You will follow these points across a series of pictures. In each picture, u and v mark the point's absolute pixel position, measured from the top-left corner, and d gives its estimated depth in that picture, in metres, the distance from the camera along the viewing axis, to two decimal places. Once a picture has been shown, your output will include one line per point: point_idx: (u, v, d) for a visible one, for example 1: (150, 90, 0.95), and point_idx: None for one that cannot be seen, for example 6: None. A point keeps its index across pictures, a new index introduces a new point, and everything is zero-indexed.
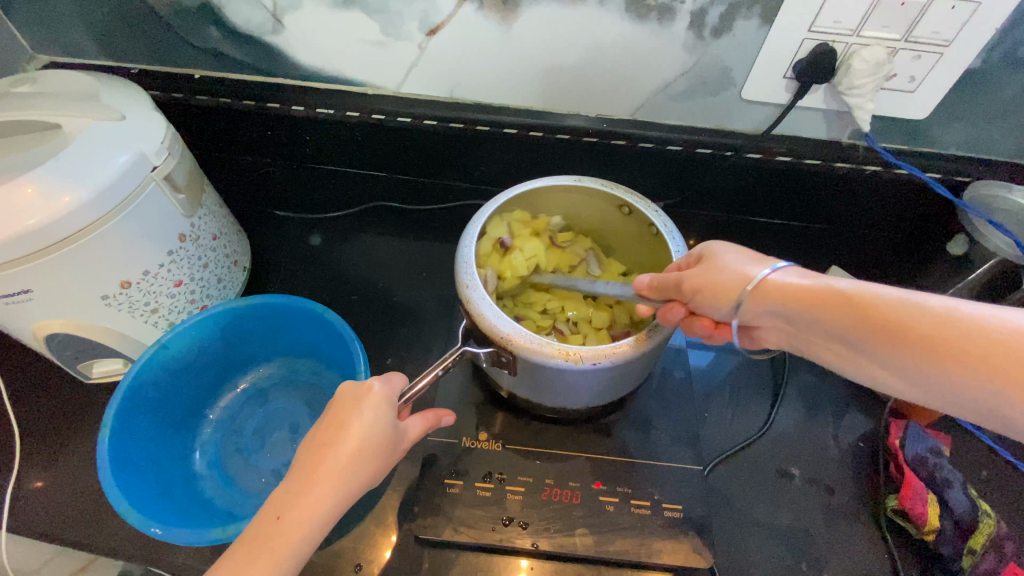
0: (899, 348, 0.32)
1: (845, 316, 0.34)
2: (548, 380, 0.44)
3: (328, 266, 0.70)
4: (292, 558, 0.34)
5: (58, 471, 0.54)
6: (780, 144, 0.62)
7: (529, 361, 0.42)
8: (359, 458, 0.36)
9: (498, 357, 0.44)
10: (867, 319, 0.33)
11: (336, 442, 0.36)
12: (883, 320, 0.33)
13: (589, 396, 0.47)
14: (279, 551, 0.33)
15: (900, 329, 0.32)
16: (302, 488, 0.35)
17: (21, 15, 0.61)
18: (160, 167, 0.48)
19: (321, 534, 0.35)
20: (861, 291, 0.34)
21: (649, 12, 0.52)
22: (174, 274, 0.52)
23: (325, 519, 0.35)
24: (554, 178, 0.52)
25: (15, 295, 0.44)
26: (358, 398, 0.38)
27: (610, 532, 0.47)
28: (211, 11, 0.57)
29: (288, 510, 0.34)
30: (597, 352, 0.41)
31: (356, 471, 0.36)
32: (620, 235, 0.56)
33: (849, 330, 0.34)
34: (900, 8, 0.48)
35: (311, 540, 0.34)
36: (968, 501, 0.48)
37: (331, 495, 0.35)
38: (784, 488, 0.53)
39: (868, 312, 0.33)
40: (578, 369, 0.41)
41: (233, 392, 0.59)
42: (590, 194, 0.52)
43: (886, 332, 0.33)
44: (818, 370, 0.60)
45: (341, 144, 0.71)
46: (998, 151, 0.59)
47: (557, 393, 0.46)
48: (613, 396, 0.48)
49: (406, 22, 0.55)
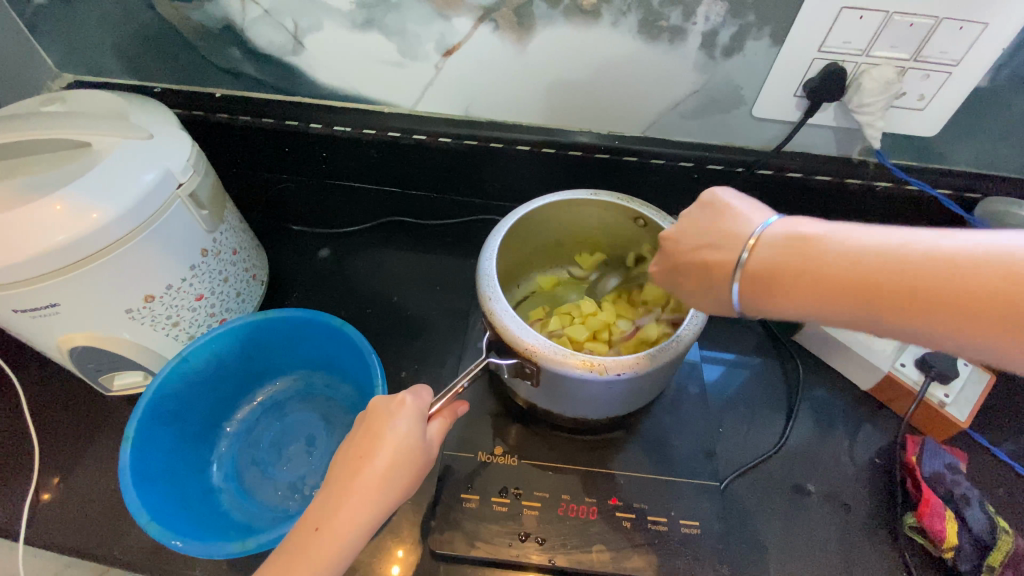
0: (915, 318, 0.30)
1: (831, 282, 0.32)
2: (572, 391, 0.45)
3: (343, 280, 0.71)
4: (334, 567, 0.36)
5: (76, 485, 0.54)
6: (790, 161, 0.62)
7: (552, 372, 0.43)
8: (395, 470, 0.38)
9: (521, 367, 0.45)
10: (860, 286, 0.31)
11: (372, 455, 0.38)
12: (882, 285, 0.31)
13: (611, 406, 0.47)
14: (322, 559, 0.35)
15: (899, 283, 0.30)
16: (341, 501, 0.37)
17: (51, 37, 0.63)
18: (185, 184, 0.49)
19: (360, 542, 0.37)
20: (848, 246, 0.32)
21: (661, 33, 0.53)
22: (195, 288, 0.53)
23: (362, 529, 0.37)
24: (571, 193, 0.53)
25: (43, 308, 0.45)
26: (390, 411, 0.40)
27: (627, 548, 0.47)
28: (234, 33, 0.59)
29: (325, 523, 0.36)
30: (621, 364, 0.42)
31: (390, 481, 0.38)
32: (636, 247, 0.56)
33: (831, 303, 0.32)
34: (909, 30, 0.49)
35: (350, 550, 0.36)
36: (986, 518, 0.48)
37: (369, 506, 0.37)
38: (800, 504, 0.53)
39: (850, 275, 0.32)
40: (603, 380, 0.42)
41: (249, 404, 0.59)
42: (606, 208, 0.53)
43: (885, 299, 0.31)
44: (831, 385, 0.60)
45: (356, 161, 0.72)
46: (1007, 167, 0.60)
47: (579, 403, 0.47)
48: (633, 406, 0.49)
49: (423, 43, 0.57)
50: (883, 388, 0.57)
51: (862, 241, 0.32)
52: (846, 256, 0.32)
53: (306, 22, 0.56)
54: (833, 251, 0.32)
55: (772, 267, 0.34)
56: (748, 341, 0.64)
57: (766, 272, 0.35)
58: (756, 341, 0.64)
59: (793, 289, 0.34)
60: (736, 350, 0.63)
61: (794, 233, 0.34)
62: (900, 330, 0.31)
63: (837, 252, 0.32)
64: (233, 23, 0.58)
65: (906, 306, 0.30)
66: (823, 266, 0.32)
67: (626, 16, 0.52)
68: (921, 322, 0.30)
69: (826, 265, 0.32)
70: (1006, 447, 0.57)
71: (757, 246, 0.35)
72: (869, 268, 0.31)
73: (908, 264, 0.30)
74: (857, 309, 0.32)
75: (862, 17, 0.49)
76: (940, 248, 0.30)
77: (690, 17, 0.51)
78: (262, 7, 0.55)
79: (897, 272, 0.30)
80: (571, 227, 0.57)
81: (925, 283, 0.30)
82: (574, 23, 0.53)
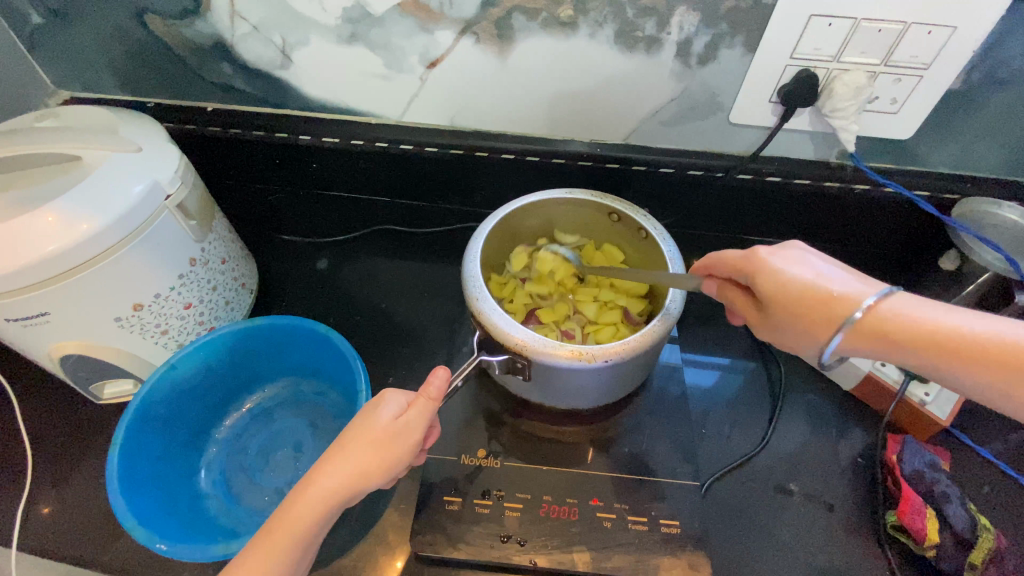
0: (1015, 395, 0.34)
1: (930, 343, 0.36)
2: (562, 382, 0.46)
3: (334, 288, 0.72)
4: (291, 547, 0.37)
5: (66, 492, 0.55)
6: (770, 165, 0.64)
7: (542, 364, 0.44)
8: (361, 463, 0.39)
9: (512, 363, 0.46)
10: (942, 350, 0.36)
11: (341, 446, 0.40)
12: (999, 355, 0.35)
13: (600, 394, 0.49)
14: (283, 536, 0.37)
15: (975, 351, 0.35)
16: (311, 482, 0.39)
17: (45, 54, 0.65)
18: (173, 195, 0.50)
19: (321, 528, 0.38)
20: (896, 315, 0.37)
21: (637, 43, 0.54)
22: (184, 297, 0.54)
23: (319, 517, 0.38)
24: (547, 192, 0.54)
25: (32, 317, 0.46)
26: (369, 405, 0.42)
27: (608, 548, 0.47)
28: (224, 48, 0.60)
29: (285, 507, 0.38)
30: (608, 350, 0.43)
31: (356, 475, 0.39)
32: (613, 242, 0.58)
33: (918, 350, 0.36)
34: (878, 35, 0.50)
35: (308, 532, 0.38)
36: (967, 517, 0.48)
37: (332, 494, 0.39)
38: (782, 504, 0.53)
39: (938, 339, 0.36)
40: (591, 367, 0.43)
41: (239, 411, 0.60)
42: (580, 206, 0.55)
43: (961, 360, 0.35)
44: (816, 385, 0.61)
45: (345, 171, 0.73)
46: (983, 168, 0.61)
47: (571, 393, 0.48)
48: (621, 392, 0.51)
49: (407, 56, 0.58)
50: (865, 390, 0.58)
51: (929, 315, 0.37)
52: (932, 330, 0.36)
53: (293, 37, 0.58)
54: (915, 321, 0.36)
55: (890, 326, 0.37)
56: (736, 346, 0.64)
57: (926, 347, 0.36)
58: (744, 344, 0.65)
59: (898, 339, 0.37)
60: (725, 353, 0.64)
61: (890, 311, 0.37)
62: (935, 373, 0.36)
63: (931, 323, 0.36)
64: (223, 38, 0.59)
65: (1018, 378, 0.34)
66: (891, 322, 0.37)
67: (603, 27, 0.53)
68: (997, 378, 0.35)
69: (920, 329, 0.36)
70: (990, 445, 0.57)
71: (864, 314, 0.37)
72: (958, 341, 0.35)
73: (987, 347, 0.35)
74: (972, 368, 0.35)
75: (832, 24, 0.50)
76: (986, 339, 0.35)
77: (664, 27, 0.53)
78: (250, 23, 0.57)
79: (972, 350, 0.35)
80: (546, 229, 0.58)
81: (1010, 356, 0.34)
82: (553, 35, 0.55)
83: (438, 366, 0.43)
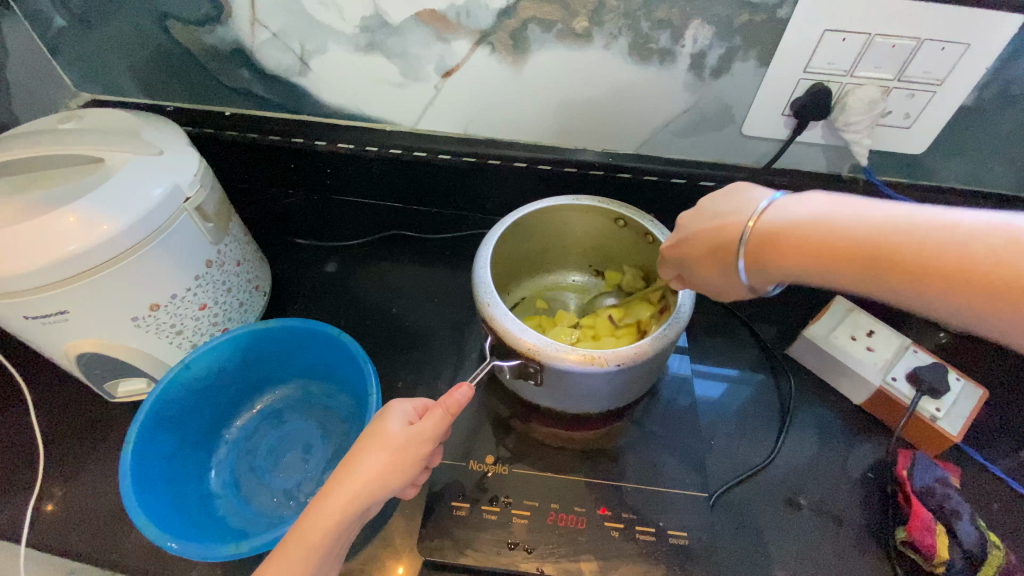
0: (900, 281, 0.33)
1: (834, 245, 0.35)
2: (573, 386, 0.46)
3: (345, 293, 0.73)
4: (311, 558, 0.38)
5: (77, 489, 0.55)
6: (781, 177, 0.64)
7: (554, 369, 0.44)
8: (381, 476, 0.40)
9: (524, 369, 0.46)
10: (839, 247, 0.35)
11: (358, 457, 0.40)
12: (913, 252, 0.32)
13: (611, 397, 0.49)
14: (305, 547, 0.38)
15: (899, 250, 0.33)
16: (330, 494, 0.39)
17: (69, 58, 0.67)
18: (192, 198, 0.51)
19: (340, 536, 0.39)
20: (805, 216, 0.37)
21: (651, 55, 0.55)
22: (199, 298, 0.55)
23: (339, 526, 0.39)
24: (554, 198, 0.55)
25: (51, 315, 0.47)
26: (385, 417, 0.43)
27: (615, 558, 0.47)
28: (244, 55, 0.62)
29: (306, 516, 0.39)
30: (620, 354, 0.44)
31: (375, 488, 0.40)
32: (619, 246, 0.58)
33: (825, 260, 0.36)
34: (892, 51, 0.50)
35: (328, 541, 0.38)
36: (977, 534, 0.47)
37: (350, 503, 0.39)
38: (791, 518, 0.53)
39: (842, 238, 0.35)
40: (602, 371, 0.44)
41: (249, 412, 0.61)
42: (586, 212, 0.55)
43: (881, 258, 0.33)
44: (826, 400, 0.61)
45: (359, 177, 0.74)
46: (996, 184, 0.61)
47: (582, 398, 0.48)
48: (632, 396, 0.51)
49: (423, 65, 0.59)
50: (876, 403, 0.57)
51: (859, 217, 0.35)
52: (838, 231, 0.35)
53: (312, 44, 0.59)
54: (823, 223, 0.36)
55: (779, 235, 0.37)
56: (746, 359, 0.64)
57: (827, 251, 0.35)
58: (753, 358, 0.64)
59: (810, 250, 0.36)
60: (735, 367, 0.64)
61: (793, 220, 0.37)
62: (892, 288, 0.33)
63: (835, 223, 0.35)
64: (243, 45, 0.60)
65: (938, 276, 0.31)
66: (788, 226, 0.37)
67: (617, 39, 0.54)
68: (916, 278, 0.32)
69: (829, 232, 0.35)
70: (1003, 464, 0.56)
71: (752, 231, 0.39)
72: (863, 244, 0.34)
73: (910, 237, 0.33)
74: (889, 272, 0.33)
75: (846, 39, 0.50)
76: (924, 228, 0.32)
77: (679, 39, 0.53)
78: (270, 31, 0.58)
79: (914, 242, 0.32)
80: (551, 233, 0.59)
81: (937, 253, 0.31)
82: (567, 45, 0.55)
83: (464, 383, 0.44)
